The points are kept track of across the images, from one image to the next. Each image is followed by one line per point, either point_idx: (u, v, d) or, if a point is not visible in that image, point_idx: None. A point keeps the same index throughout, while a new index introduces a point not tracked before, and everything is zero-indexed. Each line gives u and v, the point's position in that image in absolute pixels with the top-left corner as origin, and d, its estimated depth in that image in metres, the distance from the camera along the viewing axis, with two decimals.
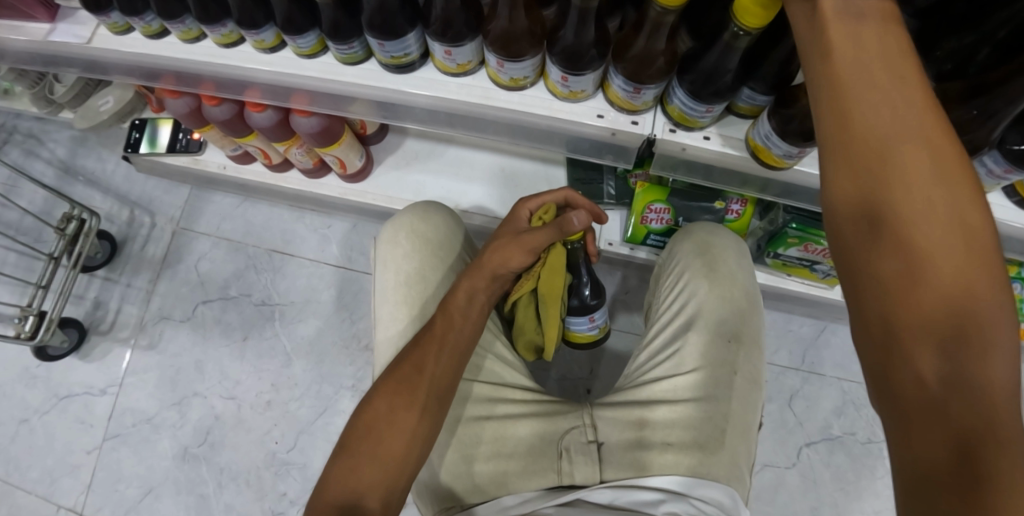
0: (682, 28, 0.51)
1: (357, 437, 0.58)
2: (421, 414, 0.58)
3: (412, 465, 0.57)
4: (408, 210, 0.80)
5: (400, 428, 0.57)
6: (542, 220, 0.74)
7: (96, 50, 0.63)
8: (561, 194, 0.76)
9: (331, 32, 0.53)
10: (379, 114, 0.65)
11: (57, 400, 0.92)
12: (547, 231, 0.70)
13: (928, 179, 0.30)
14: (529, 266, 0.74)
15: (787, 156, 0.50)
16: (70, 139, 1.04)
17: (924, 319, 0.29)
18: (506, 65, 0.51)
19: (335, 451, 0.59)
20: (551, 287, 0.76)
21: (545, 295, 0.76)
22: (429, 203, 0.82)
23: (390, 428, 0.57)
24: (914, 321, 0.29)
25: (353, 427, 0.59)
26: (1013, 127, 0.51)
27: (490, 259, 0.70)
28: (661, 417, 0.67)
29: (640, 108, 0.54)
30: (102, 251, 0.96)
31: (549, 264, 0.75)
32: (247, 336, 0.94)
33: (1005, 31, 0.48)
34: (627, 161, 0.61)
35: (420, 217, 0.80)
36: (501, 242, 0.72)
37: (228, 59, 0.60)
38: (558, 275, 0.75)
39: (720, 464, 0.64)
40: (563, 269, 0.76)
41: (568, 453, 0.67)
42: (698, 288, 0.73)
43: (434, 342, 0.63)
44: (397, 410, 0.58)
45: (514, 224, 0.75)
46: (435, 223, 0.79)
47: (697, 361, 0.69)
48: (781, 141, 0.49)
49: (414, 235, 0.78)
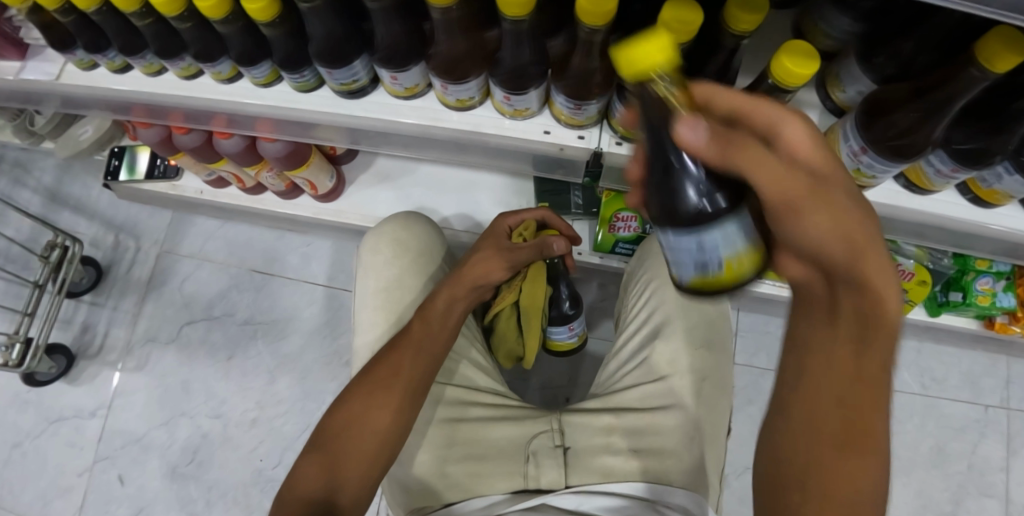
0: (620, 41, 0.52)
1: (334, 433, 0.60)
2: (394, 411, 0.59)
3: (385, 462, 0.59)
4: (389, 220, 0.81)
5: (374, 427, 0.59)
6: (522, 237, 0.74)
7: (65, 86, 0.65)
8: (538, 211, 0.77)
9: (282, 62, 0.54)
10: (346, 140, 0.68)
11: (49, 424, 0.94)
12: (530, 251, 0.71)
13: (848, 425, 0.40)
14: (510, 279, 0.75)
15: None
16: (56, 167, 1.06)
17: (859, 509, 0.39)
18: (450, 88, 0.52)
19: (309, 448, 0.60)
20: (532, 299, 0.76)
21: (526, 308, 0.76)
22: (410, 213, 0.83)
23: (365, 426, 0.59)
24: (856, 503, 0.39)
25: (329, 425, 0.61)
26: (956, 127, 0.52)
27: (473, 270, 0.70)
28: (628, 424, 0.69)
29: (584, 123, 0.55)
30: (88, 277, 0.98)
31: (530, 278, 0.75)
32: (232, 356, 0.96)
33: (942, 35, 0.49)
34: (576, 175, 0.64)
35: (401, 225, 0.81)
36: (482, 253, 0.72)
37: (190, 91, 0.62)
38: (540, 288, 0.76)
39: (687, 472, 0.65)
40: (544, 282, 0.77)
41: (535, 456, 0.69)
42: (665, 295, 0.74)
43: (410, 344, 0.63)
44: (373, 409, 0.59)
45: (494, 237, 0.74)
46: (416, 232, 0.80)
47: (666, 368, 0.70)
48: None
49: (395, 242, 0.79)
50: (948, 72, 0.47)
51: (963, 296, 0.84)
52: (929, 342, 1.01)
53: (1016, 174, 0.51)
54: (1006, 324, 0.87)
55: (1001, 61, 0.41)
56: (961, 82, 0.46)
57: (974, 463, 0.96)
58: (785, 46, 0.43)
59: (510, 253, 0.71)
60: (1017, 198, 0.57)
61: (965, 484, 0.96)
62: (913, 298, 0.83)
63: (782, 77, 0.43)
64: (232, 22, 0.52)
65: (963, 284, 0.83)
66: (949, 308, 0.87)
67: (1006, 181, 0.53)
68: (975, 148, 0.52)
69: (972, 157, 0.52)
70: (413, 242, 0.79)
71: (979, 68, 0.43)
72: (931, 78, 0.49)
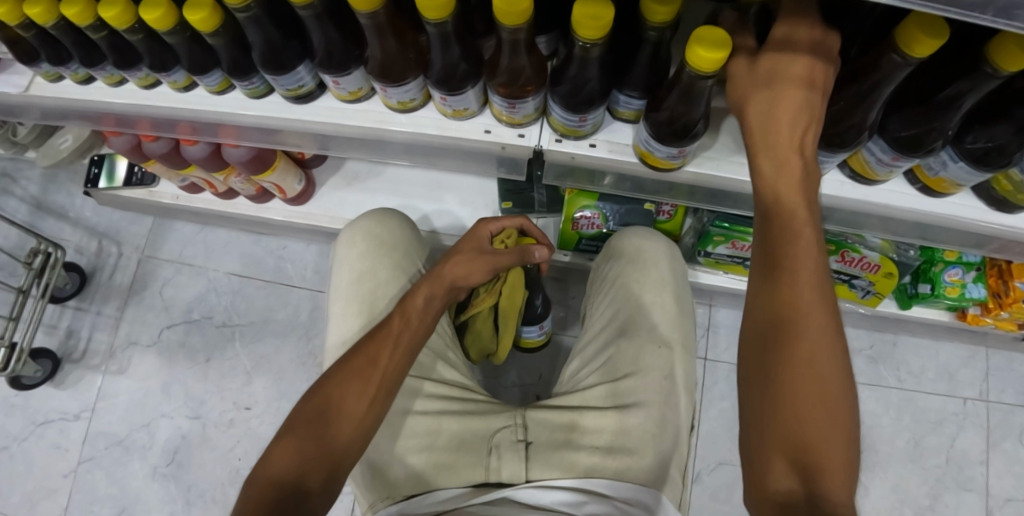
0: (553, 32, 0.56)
1: (304, 419, 0.52)
2: (369, 404, 0.52)
3: (355, 456, 0.52)
4: (364, 215, 0.76)
5: (347, 416, 0.52)
6: (504, 244, 0.69)
7: (33, 97, 0.67)
8: (517, 219, 0.71)
9: (231, 69, 0.57)
10: (314, 146, 0.68)
11: (35, 427, 0.96)
12: (510, 257, 0.66)
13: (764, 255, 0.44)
14: (489, 283, 0.72)
15: (670, 157, 0.52)
16: (41, 177, 1.09)
17: (765, 468, 0.41)
18: (390, 90, 0.55)
19: (279, 433, 0.53)
20: (510, 302, 0.75)
21: (505, 311, 0.75)
22: (387, 210, 0.79)
23: (338, 415, 0.52)
24: (767, 455, 0.41)
25: (301, 409, 0.53)
26: (893, 113, 0.50)
27: (451, 269, 0.63)
28: (591, 423, 0.65)
29: (523, 122, 0.57)
30: (71, 282, 1.01)
31: (510, 283, 0.73)
32: (210, 358, 0.98)
33: (872, 22, 0.48)
34: (519, 173, 0.66)
35: (376, 221, 0.76)
36: (459, 254, 0.65)
37: (149, 99, 0.64)
38: (518, 291, 0.74)
39: (652, 468, 0.62)
40: (522, 286, 0.75)
41: (497, 449, 0.64)
42: (630, 291, 0.72)
43: (388, 339, 0.56)
44: (348, 396, 0.53)
45: (475, 240, 0.67)
46: (393, 230, 0.76)
47: (630, 366, 0.67)
48: (661, 146, 0.51)
49: (371, 238, 0.75)
50: (874, 58, 0.45)
51: (932, 287, 0.83)
52: (902, 334, 1.02)
53: (960, 162, 0.50)
54: (978, 315, 0.86)
55: (919, 46, 0.39)
56: (885, 69, 0.44)
57: (951, 456, 0.96)
58: (700, 34, 0.42)
59: (491, 256, 0.65)
60: (966, 187, 0.55)
61: (942, 477, 0.95)
62: (881, 290, 0.82)
63: (697, 68, 0.42)
64: (179, 32, 0.54)
65: (931, 275, 0.82)
66: (919, 300, 0.87)
67: (951, 169, 0.51)
68: (914, 134, 0.49)
69: (907, 144, 0.49)
70: (390, 240, 0.75)
71: (899, 53, 0.41)
72: (863, 65, 0.46)
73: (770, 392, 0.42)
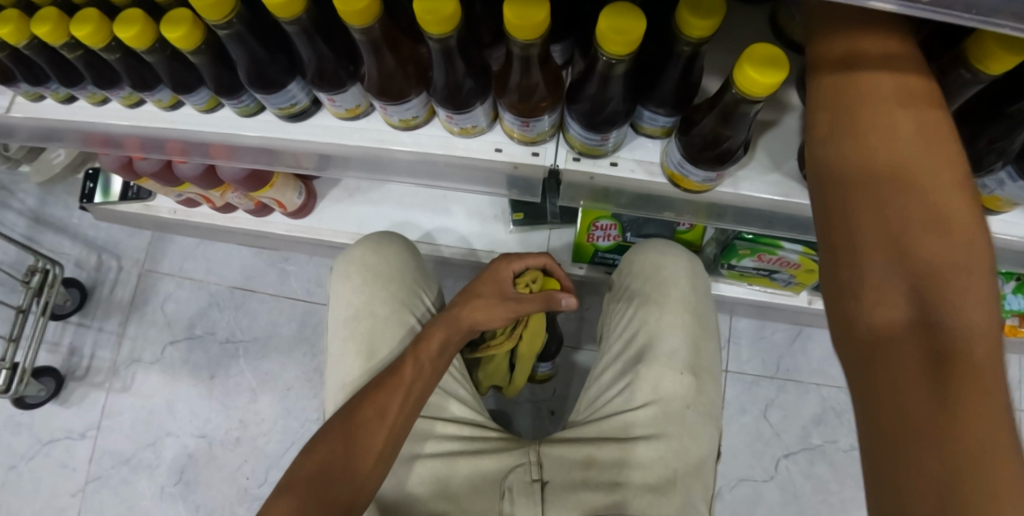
0: (569, 40, 0.52)
1: (307, 474, 0.50)
2: (380, 454, 0.52)
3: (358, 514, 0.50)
4: (359, 244, 0.72)
5: (353, 473, 0.50)
6: (528, 288, 0.63)
7: (15, 118, 0.63)
8: (542, 257, 0.65)
9: (217, 87, 0.52)
10: (313, 166, 0.65)
11: (40, 446, 0.95)
12: (535, 304, 0.61)
13: (853, 99, 0.33)
14: (508, 329, 0.68)
15: (707, 181, 0.48)
16: (38, 188, 1.06)
17: (854, 281, 0.30)
18: (390, 108, 0.50)
19: (280, 486, 0.51)
20: (530, 345, 0.72)
21: (524, 355, 0.72)
22: (380, 234, 0.74)
23: (344, 472, 0.50)
24: (861, 263, 0.30)
25: (303, 464, 0.51)
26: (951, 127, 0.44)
27: (470, 313, 0.60)
28: (606, 457, 0.61)
29: (538, 139, 0.53)
30: (71, 299, 0.99)
31: (530, 328, 0.70)
32: (214, 374, 0.96)
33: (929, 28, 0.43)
34: (534, 193, 0.62)
35: (372, 250, 0.72)
36: (480, 296, 0.62)
37: (135, 120, 0.60)
38: (539, 337, 0.71)
39: (671, 505, 0.59)
40: (542, 330, 0.71)
41: (510, 493, 0.61)
42: (648, 316, 0.67)
43: (400, 386, 0.55)
44: (354, 452, 0.51)
45: (496, 282, 0.63)
46: (388, 257, 0.72)
47: (648, 394, 0.63)
48: (696, 169, 0.46)
49: (366, 269, 0.71)
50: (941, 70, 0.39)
51: None
52: None
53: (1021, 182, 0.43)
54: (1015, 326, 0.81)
55: (995, 62, 0.34)
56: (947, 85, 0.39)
57: None
58: (747, 50, 0.37)
59: (514, 303, 0.61)
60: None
61: None
62: None
63: (744, 86, 0.37)
64: (158, 50, 0.49)
65: None
66: None
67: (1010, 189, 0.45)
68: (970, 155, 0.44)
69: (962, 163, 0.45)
70: (387, 270, 0.71)
71: (968, 69, 0.37)
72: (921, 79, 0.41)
73: (847, 201, 0.32)
